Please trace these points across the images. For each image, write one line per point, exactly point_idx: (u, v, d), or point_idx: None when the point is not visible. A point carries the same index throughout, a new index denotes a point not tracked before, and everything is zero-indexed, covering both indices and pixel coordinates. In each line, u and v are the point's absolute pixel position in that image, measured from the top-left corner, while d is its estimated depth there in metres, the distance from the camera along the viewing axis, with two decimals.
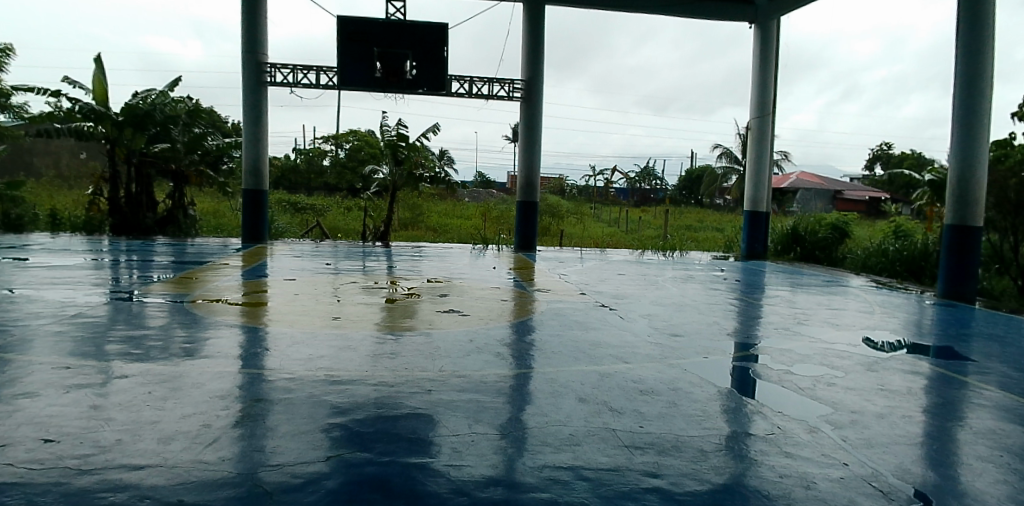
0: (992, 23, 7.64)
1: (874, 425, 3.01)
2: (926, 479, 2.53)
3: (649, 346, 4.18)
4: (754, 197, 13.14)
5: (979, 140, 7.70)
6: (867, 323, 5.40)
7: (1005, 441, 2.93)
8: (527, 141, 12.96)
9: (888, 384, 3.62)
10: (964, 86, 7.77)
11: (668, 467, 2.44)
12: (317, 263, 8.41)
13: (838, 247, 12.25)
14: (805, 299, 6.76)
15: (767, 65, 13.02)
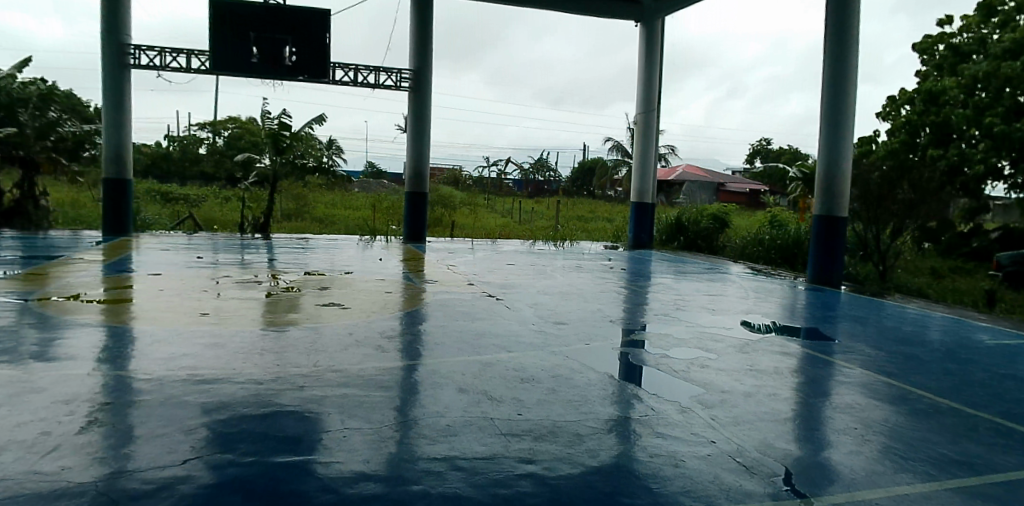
0: (857, 25, 8.16)
1: (741, 404, 3.20)
2: (784, 453, 2.75)
3: (534, 334, 4.25)
4: (641, 188, 13.74)
5: (845, 136, 8.25)
6: (742, 307, 5.73)
7: (856, 414, 3.20)
8: (415, 133, 13.06)
9: (757, 364, 3.85)
10: (830, 84, 8.30)
11: (543, 453, 2.51)
12: (189, 257, 8.03)
13: (719, 236, 12.89)
14: (686, 286, 7.09)
15: (653, 62, 13.55)
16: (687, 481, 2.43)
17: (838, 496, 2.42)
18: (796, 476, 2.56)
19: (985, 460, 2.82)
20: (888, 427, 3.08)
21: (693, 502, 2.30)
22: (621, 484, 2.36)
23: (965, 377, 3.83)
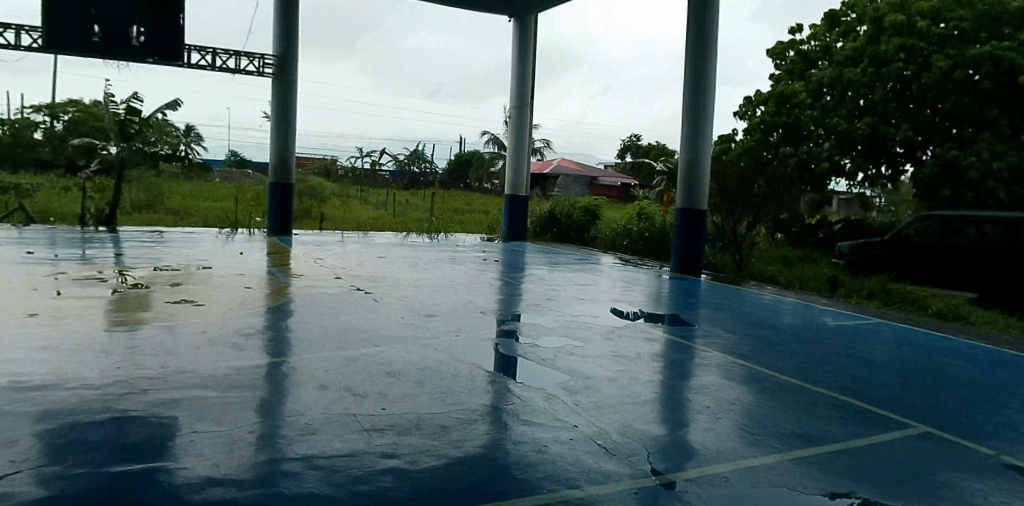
0: (715, 30, 8.84)
1: (604, 388, 3.37)
2: (641, 434, 2.92)
3: (405, 327, 4.25)
4: (514, 181, 14.06)
5: (703, 134, 8.93)
6: (608, 296, 6.02)
7: (710, 394, 3.44)
8: (279, 120, 12.95)
9: (621, 350, 4.06)
10: (692, 83, 8.92)
11: (407, 446, 2.53)
12: (16, 252, 7.31)
13: (589, 228, 13.55)
14: (557, 276, 7.35)
15: (526, 58, 14.08)
16: (548, 467, 2.52)
17: (690, 473, 2.63)
18: (652, 457, 2.74)
19: (819, 428, 3.15)
20: (738, 404, 3.35)
21: (555, 485, 2.41)
22: (487, 472, 2.43)
23: (806, 356, 4.27)
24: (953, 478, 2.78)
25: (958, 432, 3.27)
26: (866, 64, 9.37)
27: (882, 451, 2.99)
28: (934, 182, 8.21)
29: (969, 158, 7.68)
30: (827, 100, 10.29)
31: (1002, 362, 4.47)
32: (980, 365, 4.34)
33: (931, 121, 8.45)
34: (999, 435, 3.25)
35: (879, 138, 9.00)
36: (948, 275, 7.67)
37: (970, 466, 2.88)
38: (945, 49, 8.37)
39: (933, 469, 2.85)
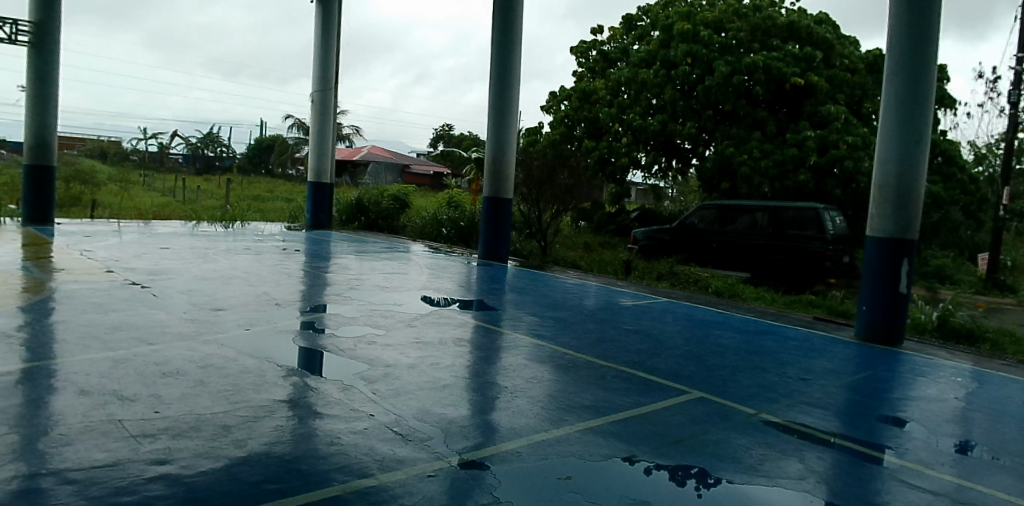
0: (519, 24, 9.37)
1: (403, 375, 3.51)
2: (438, 416, 3.09)
3: (188, 325, 4.10)
4: (318, 168, 14.18)
5: (508, 124, 9.48)
6: (412, 283, 6.29)
7: (506, 373, 3.72)
8: (37, 95, 11.67)
9: (423, 335, 4.27)
10: (498, 74, 9.41)
11: (182, 451, 2.41)
12: None
13: (397, 216, 14.18)
14: (361, 264, 7.50)
15: (329, 43, 14.08)
16: (342, 457, 2.57)
17: (490, 452, 2.81)
18: (449, 440, 2.89)
19: (601, 397, 3.53)
20: (535, 380, 3.62)
21: (346, 476, 2.41)
22: (301, 460, 2.49)
23: (601, 333, 4.72)
24: (715, 435, 3.27)
25: (723, 393, 3.80)
26: (659, 67, 12.30)
27: (660, 415, 3.41)
28: (715, 175, 11.70)
29: (743, 156, 11.07)
30: (623, 98, 13.04)
31: (764, 334, 5.33)
32: (744, 337, 5.13)
33: (711, 120, 11.79)
34: (755, 392, 3.89)
35: (667, 134, 12.20)
36: (726, 258, 9.72)
37: (735, 425, 3.37)
38: (722, 56, 11.63)
39: (702, 427, 3.33)
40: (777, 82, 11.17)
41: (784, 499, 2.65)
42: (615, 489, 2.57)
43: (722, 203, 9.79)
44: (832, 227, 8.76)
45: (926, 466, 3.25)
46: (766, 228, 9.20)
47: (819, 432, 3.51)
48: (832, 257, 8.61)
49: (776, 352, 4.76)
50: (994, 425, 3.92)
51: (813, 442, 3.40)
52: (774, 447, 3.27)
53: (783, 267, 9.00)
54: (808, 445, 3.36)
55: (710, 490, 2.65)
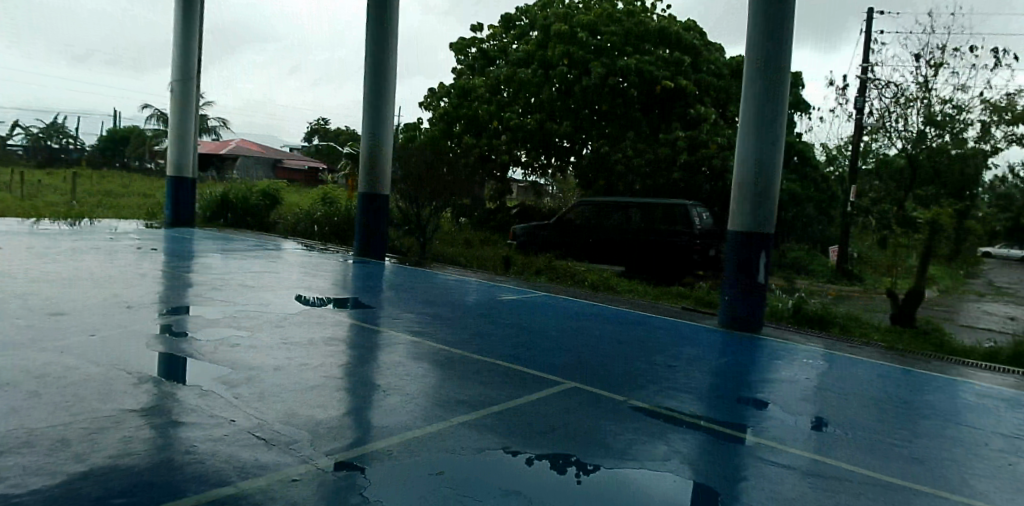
0: (395, 28, 10.00)
1: (269, 378, 3.55)
2: (305, 418, 3.14)
3: (27, 332, 3.93)
4: (178, 163, 14.38)
5: (384, 122, 10.08)
6: (281, 284, 6.40)
7: (375, 372, 3.85)
8: None
9: (291, 337, 4.35)
10: (373, 73, 9.94)
11: (12, 469, 2.23)
12: None
13: (266, 212, 14.70)
14: (228, 265, 7.53)
15: (190, 32, 14.14)
16: (201, 464, 2.51)
17: (371, 448, 2.92)
18: (316, 443, 2.89)
19: (471, 392, 3.74)
20: (409, 376, 3.85)
21: (203, 485, 2.33)
22: (153, 473, 2.36)
23: (480, 330, 5.10)
24: (584, 422, 3.56)
25: (592, 382, 4.14)
26: (537, 67, 13.07)
27: (530, 406, 3.64)
28: (592, 171, 12.49)
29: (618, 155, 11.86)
30: (503, 96, 13.82)
31: (636, 323, 5.91)
32: (614, 325, 5.69)
33: (587, 119, 12.55)
34: (622, 382, 4.25)
35: (545, 132, 12.90)
36: (602, 252, 10.59)
37: (606, 413, 3.69)
38: (598, 58, 12.42)
39: (573, 414, 3.63)
40: (649, 85, 11.95)
41: (657, 482, 3.00)
42: (497, 481, 2.76)
43: (594, 199, 10.78)
44: (699, 222, 9.67)
45: (781, 443, 3.77)
46: (640, 222, 10.11)
47: (687, 415, 3.89)
48: (698, 250, 9.50)
49: (643, 340, 5.27)
50: (839, 397, 4.50)
51: (680, 425, 3.76)
52: (643, 431, 3.60)
53: (654, 262, 9.93)
54: (674, 429, 3.70)
55: (588, 475, 2.92)
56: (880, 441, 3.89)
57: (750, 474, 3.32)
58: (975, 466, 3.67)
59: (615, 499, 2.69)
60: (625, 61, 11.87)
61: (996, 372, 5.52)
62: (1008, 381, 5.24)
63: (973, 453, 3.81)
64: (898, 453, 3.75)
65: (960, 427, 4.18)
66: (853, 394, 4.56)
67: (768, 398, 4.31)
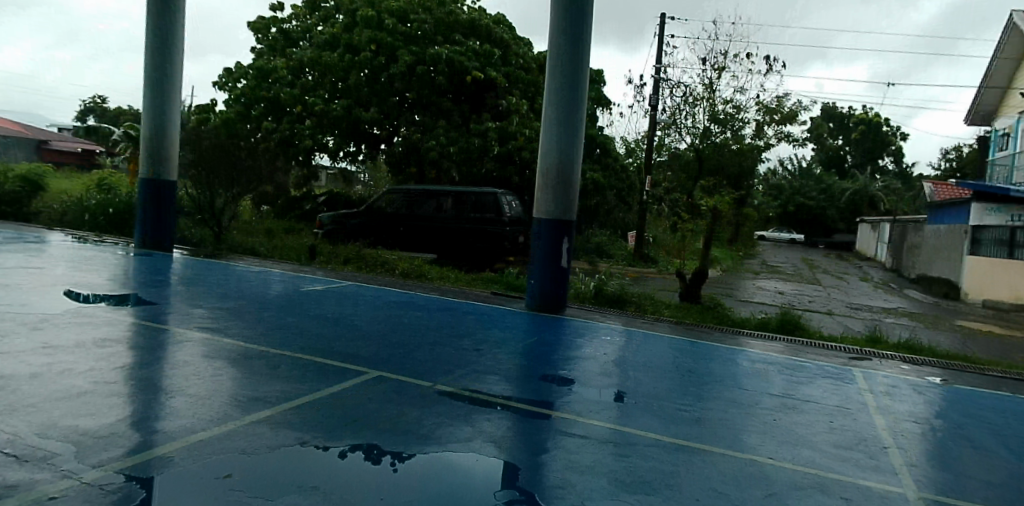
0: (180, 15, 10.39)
1: (25, 387, 3.43)
2: (68, 427, 3.04)
3: None
4: None
5: (170, 108, 10.60)
6: (47, 282, 6.25)
7: (153, 374, 3.86)
8: None
9: (55, 340, 4.29)
10: (158, 59, 10.32)
11: None
12: None
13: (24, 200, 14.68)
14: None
15: None
16: None
17: (164, 450, 2.94)
18: (81, 456, 2.75)
19: (270, 388, 3.91)
20: (199, 375, 3.96)
21: None
22: None
23: (285, 326, 5.39)
24: (388, 409, 3.87)
25: (400, 371, 4.49)
26: (341, 51, 15.83)
27: (333, 401, 3.85)
28: (404, 158, 15.73)
29: (429, 143, 15.09)
30: (306, 78, 16.46)
31: (448, 311, 6.51)
32: (423, 312, 6.29)
33: (394, 104, 15.67)
34: (430, 369, 4.61)
35: (352, 115, 15.75)
36: (414, 239, 13.02)
37: (415, 401, 3.99)
38: (397, 46, 15.54)
39: (378, 404, 3.91)
40: (453, 73, 15.36)
41: (470, 469, 3.28)
42: (310, 472, 2.93)
43: (410, 188, 13.07)
44: (507, 211, 12.64)
45: (581, 416, 4.20)
46: (451, 211, 12.80)
47: (495, 397, 4.28)
48: (507, 237, 12.49)
49: (451, 327, 5.81)
50: (632, 369, 5.17)
51: (487, 406, 4.12)
52: (448, 414, 3.93)
53: (470, 248, 12.57)
54: (478, 410, 4.06)
55: (404, 462, 3.23)
56: (668, 406, 4.50)
57: (552, 457, 3.63)
58: (744, 424, 4.34)
59: (428, 483, 3.01)
60: (432, 52, 15.03)
61: (763, 339, 6.92)
62: (774, 347, 6.55)
63: (744, 411, 4.51)
64: (681, 415, 4.35)
65: (735, 389, 4.96)
66: (649, 367, 5.25)
67: (570, 374, 4.86)
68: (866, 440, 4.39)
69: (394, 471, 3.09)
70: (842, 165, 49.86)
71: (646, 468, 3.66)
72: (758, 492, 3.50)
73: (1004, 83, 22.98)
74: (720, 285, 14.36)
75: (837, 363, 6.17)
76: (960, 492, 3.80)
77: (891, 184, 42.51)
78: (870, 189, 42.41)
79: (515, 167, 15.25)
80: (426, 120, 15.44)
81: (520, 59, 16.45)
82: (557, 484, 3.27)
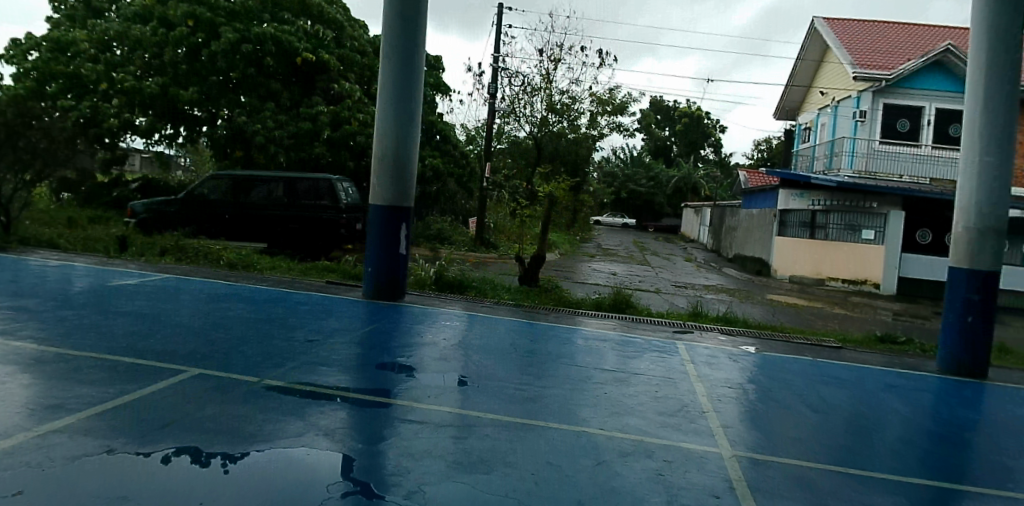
0: None
1: None
2: None
3: None
4: None
5: None
6: None
7: None
8: None
9: None
10: None
11: None
12: None
13: None
14: None
15: None
16: None
17: None
18: None
19: (74, 395, 3.69)
20: None
21: None
22: None
23: (98, 326, 5.38)
24: (210, 410, 3.76)
25: (227, 366, 4.57)
26: (155, 28, 16.51)
27: (148, 404, 3.71)
28: (230, 140, 16.52)
29: (256, 126, 16.05)
30: (116, 55, 17.00)
31: (283, 305, 7.05)
32: (257, 311, 6.63)
33: (214, 84, 16.53)
34: (260, 363, 4.71)
35: (169, 97, 16.41)
36: (237, 229, 13.24)
37: (242, 398, 3.97)
38: (219, 25, 16.38)
39: (197, 406, 3.79)
40: (288, 55, 16.66)
41: (302, 461, 3.23)
42: (124, 481, 2.74)
43: (237, 174, 13.30)
44: (339, 196, 13.23)
45: (419, 401, 4.31)
46: (282, 198, 13.20)
47: (330, 388, 4.35)
48: (342, 224, 13.14)
49: (288, 319, 6.35)
50: (471, 356, 5.52)
51: (323, 399, 4.15)
52: (278, 410, 3.88)
53: (303, 235, 13.14)
54: (312, 403, 4.06)
55: (236, 462, 3.10)
56: (506, 388, 4.75)
57: (389, 445, 3.62)
58: (576, 401, 4.66)
59: (260, 483, 2.91)
60: (259, 31, 16.12)
61: (599, 317, 8.53)
62: (607, 323, 8.03)
63: (576, 389, 4.90)
64: (517, 395, 4.63)
65: (569, 370, 5.43)
66: (486, 350, 5.77)
67: (407, 361, 5.16)
68: (688, 407, 4.88)
69: (225, 471, 2.98)
70: (669, 155, 54.70)
71: (483, 448, 3.72)
72: (589, 461, 3.69)
73: (806, 83, 25.67)
74: (563, 269, 16.16)
75: (661, 336, 7.57)
76: (767, 448, 4.25)
77: (710, 172, 46.94)
78: (691, 178, 46.56)
79: (348, 151, 17.06)
80: (252, 101, 16.51)
81: (355, 41, 18.44)
82: (391, 471, 3.25)
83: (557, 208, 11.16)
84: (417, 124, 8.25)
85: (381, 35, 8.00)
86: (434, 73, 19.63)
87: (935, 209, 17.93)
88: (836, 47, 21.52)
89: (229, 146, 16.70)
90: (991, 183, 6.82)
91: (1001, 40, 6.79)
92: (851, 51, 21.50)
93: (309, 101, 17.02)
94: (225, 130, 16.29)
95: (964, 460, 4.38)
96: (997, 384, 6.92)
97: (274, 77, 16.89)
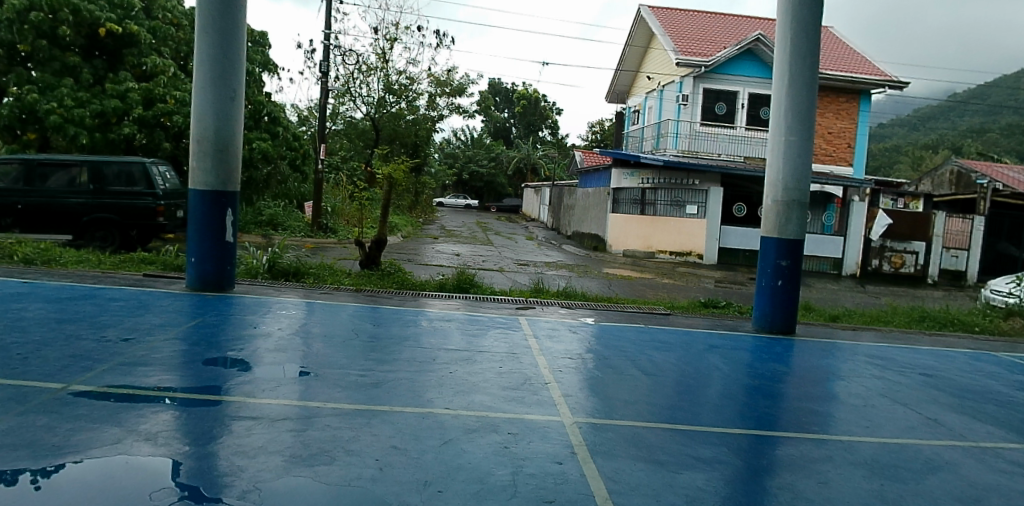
0: None
1: None
2: None
3: None
4: None
5: None
6: None
7: None
8: None
9: None
10: None
11: None
12: None
13: None
14: None
15: None
16: None
17: None
18: None
19: None
20: None
21: None
22: None
23: None
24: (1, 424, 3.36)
25: (21, 375, 4.15)
26: None
27: None
28: (22, 120, 14.89)
29: (53, 107, 14.68)
30: None
31: (93, 302, 6.53)
32: (58, 311, 6.03)
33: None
34: (65, 369, 4.34)
35: None
36: (34, 223, 11.85)
37: (44, 409, 3.60)
38: None
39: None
40: (92, 26, 15.37)
41: (126, 469, 2.96)
42: None
43: (30, 158, 11.78)
44: (157, 183, 12.18)
45: (251, 396, 4.16)
46: (88, 186, 11.93)
47: (151, 390, 4.08)
48: (159, 214, 12.12)
49: (99, 316, 5.93)
50: (304, 347, 5.44)
51: (146, 401, 3.89)
52: (88, 418, 3.54)
53: (114, 225, 11.97)
54: (132, 407, 3.78)
55: (49, 477, 2.79)
56: (347, 376, 4.75)
57: (221, 445, 3.39)
58: (420, 383, 4.74)
59: (77, 498, 2.62)
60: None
61: (443, 297, 8.66)
62: (451, 303, 8.21)
63: (420, 371, 5.01)
64: (359, 382, 4.63)
65: (413, 353, 5.56)
66: (327, 338, 5.78)
67: (238, 355, 5.02)
68: (531, 380, 5.15)
69: (35, 489, 2.67)
70: (509, 136, 56.32)
71: (322, 439, 3.60)
72: (434, 441, 3.72)
73: (634, 67, 27.37)
74: (406, 251, 16.08)
75: (504, 313, 7.89)
76: (605, 412, 4.54)
77: (548, 153, 49.10)
78: (531, 158, 48.62)
79: (163, 131, 15.79)
80: (45, 76, 14.99)
81: (169, 13, 17.22)
82: (222, 471, 3.04)
83: (397, 188, 11.04)
84: (240, 101, 7.81)
85: (197, 6, 7.46)
86: (259, 50, 18.64)
87: (748, 186, 20.03)
88: (663, 35, 23.10)
89: (19, 126, 15.02)
90: (795, 159, 7.71)
91: (802, 33, 7.63)
92: (676, 39, 23.20)
93: (115, 77, 15.66)
94: (13, 109, 14.66)
95: (775, 409, 4.95)
96: (801, 339, 7.92)
97: (70, 49, 15.49)
